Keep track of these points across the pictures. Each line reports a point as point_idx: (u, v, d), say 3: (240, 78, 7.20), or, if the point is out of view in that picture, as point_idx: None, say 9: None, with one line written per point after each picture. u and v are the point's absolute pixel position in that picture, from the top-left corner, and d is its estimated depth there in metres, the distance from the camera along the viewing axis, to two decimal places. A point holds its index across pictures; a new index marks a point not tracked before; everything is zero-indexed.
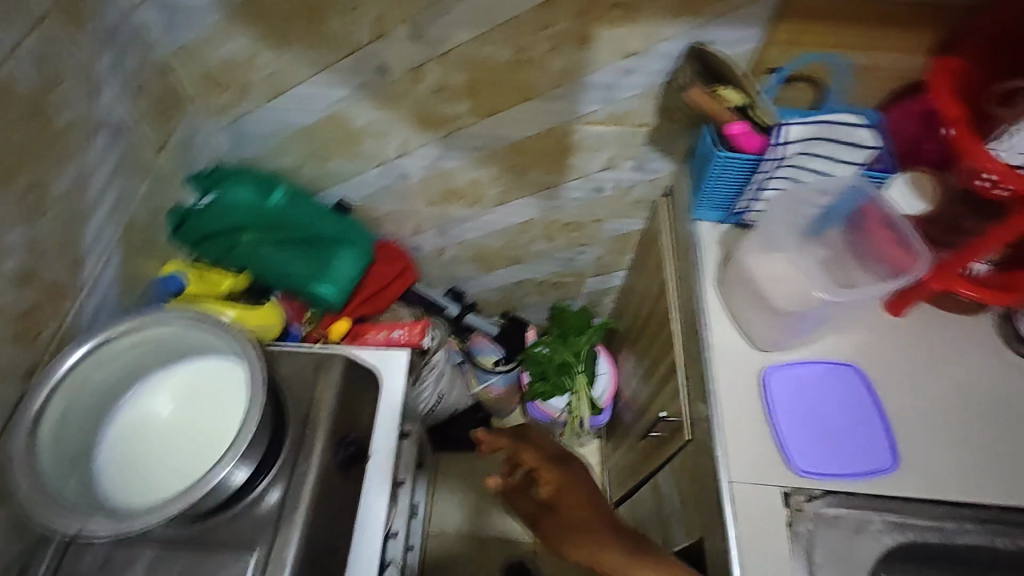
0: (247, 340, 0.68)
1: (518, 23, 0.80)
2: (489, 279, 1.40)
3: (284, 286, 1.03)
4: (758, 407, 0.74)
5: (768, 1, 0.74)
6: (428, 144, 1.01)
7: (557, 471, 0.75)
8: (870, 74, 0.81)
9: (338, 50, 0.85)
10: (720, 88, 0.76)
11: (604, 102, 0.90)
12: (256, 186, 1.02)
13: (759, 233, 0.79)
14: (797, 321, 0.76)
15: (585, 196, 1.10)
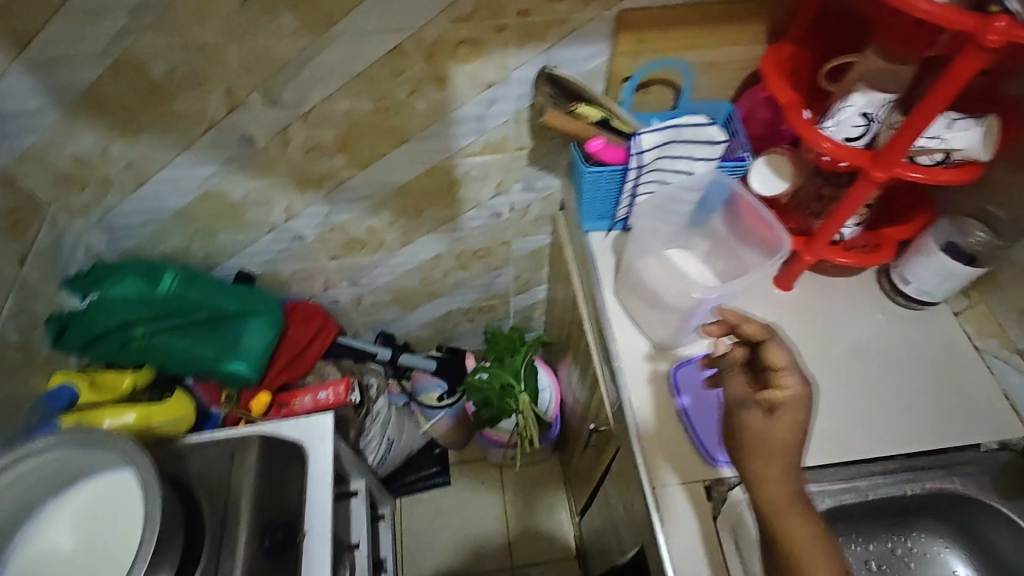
0: (139, 453, 0.64)
1: (371, 76, 0.79)
2: (416, 317, 1.39)
3: (192, 372, 0.99)
4: (671, 406, 0.76)
5: (604, 19, 0.77)
6: (315, 202, 1.00)
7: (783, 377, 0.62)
8: (718, 68, 0.84)
9: (194, 128, 0.82)
10: (576, 108, 0.77)
11: (477, 133, 0.91)
12: (142, 274, 0.97)
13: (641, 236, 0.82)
14: (690, 317, 0.77)
15: (485, 222, 1.11)
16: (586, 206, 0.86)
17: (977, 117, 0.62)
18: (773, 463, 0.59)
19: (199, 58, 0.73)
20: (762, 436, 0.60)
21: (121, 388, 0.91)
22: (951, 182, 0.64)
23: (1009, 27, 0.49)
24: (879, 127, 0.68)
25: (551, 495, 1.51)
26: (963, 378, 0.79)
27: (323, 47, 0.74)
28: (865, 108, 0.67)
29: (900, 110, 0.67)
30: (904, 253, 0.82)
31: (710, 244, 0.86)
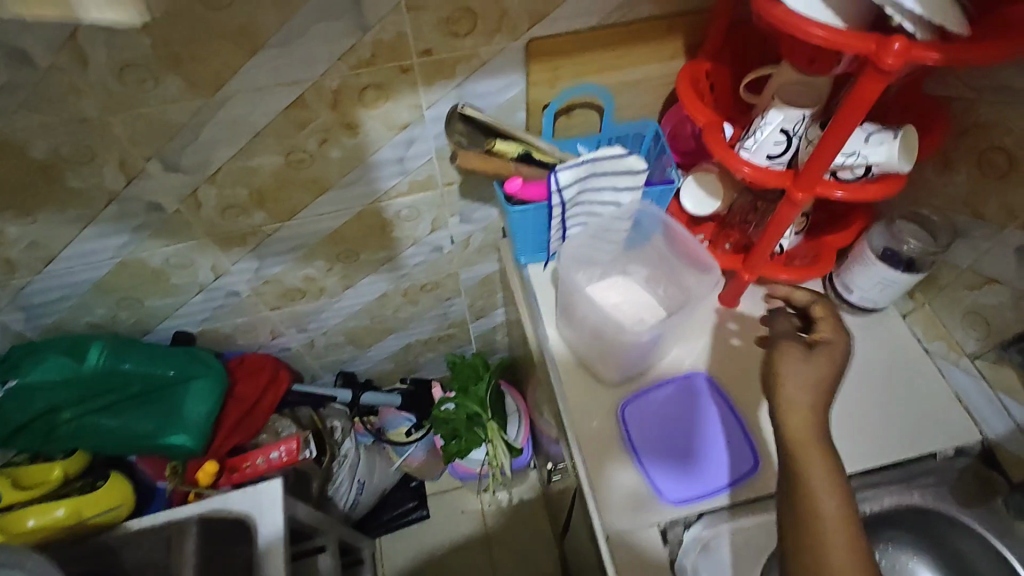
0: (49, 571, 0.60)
1: (276, 130, 0.75)
2: (374, 354, 1.35)
3: (130, 448, 0.94)
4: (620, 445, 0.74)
5: (512, 50, 0.73)
6: (242, 258, 0.95)
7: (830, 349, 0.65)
8: (640, 87, 0.81)
9: (93, 202, 0.77)
10: (493, 144, 0.75)
11: (400, 174, 0.87)
12: (67, 351, 0.91)
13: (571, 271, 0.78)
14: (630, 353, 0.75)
15: (426, 257, 1.07)
16: (519, 243, 0.83)
17: (895, 128, 0.60)
18: (800, 395, 0.59)
19: (84, 132, 0.68)
20: (809, 363, 0.61)
21: (51, 480, 0.87)
22: (875, 197, 0.61)
23: (905, 47, 0.46)
24: (800, 143, 0.65)
25: (533, 517, 1.48)
26: (915, 383, 0.77)
27: (217, 108, 0.70)
28: (783, 125, 0.64)
29: (819, 124, 0.64)
30: (845, 260, 0.80)
31: (648, 270, 0.84)
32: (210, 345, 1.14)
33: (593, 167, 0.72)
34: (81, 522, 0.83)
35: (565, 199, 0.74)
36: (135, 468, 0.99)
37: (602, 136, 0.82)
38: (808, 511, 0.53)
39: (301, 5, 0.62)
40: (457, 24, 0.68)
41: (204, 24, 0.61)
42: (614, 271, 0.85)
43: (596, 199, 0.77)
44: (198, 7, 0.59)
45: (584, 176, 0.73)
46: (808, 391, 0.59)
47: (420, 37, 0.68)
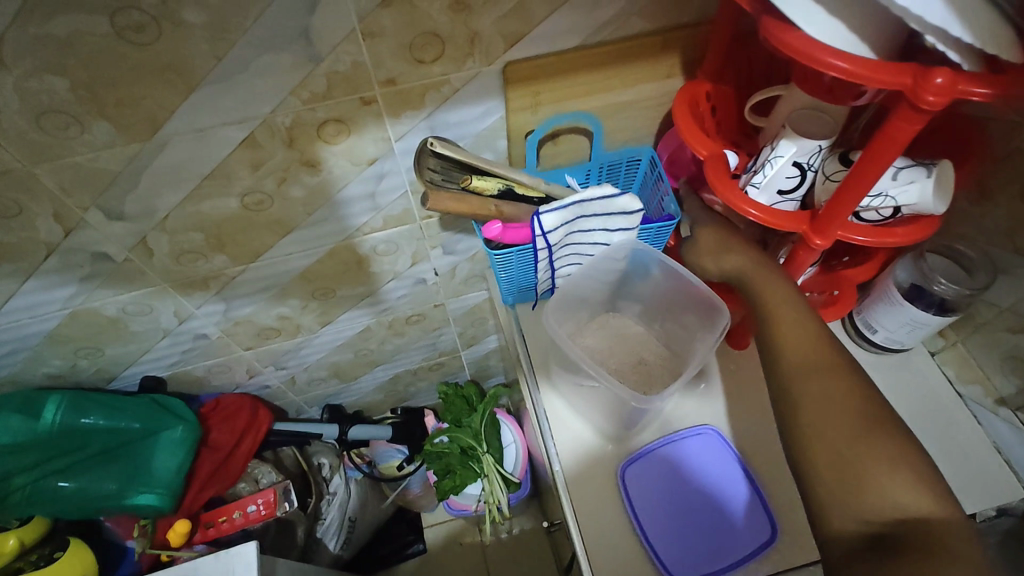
0: None
1: (227, 171, 0.67)
2: (361, 386, 1.28)
3: (95, 510, 0.88)
4: (620, 514, 0.66)
5: (488, 74, 0.65)
6: (207, 301, 0.87)
7: (810, 335, 0.57)
8: (633, 107, 0.72)
9: (32, 255, 0.70)
10: (470, 182, 0.67)
11: (373, 210, 0.79)
12: (21, 409, 0.83)
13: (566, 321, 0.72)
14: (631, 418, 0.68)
15: (409, 290, 0.99)
16: (503, 285, 0.75)
17: (928, 163, 0.51)
18: (805, 429, 0.52)
19: (6, 184, 0.61)
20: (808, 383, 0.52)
21: (4, 552, 0.79)
22: (903, 242, 0.53)
23: (950, 82, 0.38)
24: (815, 176, 0.57)
25: (534, 550, 1.41)
26: (950, 433, 0.69)
27: (156, 151, 0.62)
28: (796, 158, 0.56)
29: (838, 156, 0.56)
30: (868, 296, 0.71)
31: (643, 306, 0.76)
32: (184, 388, 1.07)
33: (583, 208, 0.64)
34: None
35: (552, 244, 0.66)
36: (103, 527, 0.93)
37: (592, 163, 0.76)
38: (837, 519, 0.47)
39: (239, 37, 0.54)
40: (422, 50, 0.60)
41: (127, 62, 0.53)
42: (604, 307, 0.77)
43: (587, 240, 0.69)
44: (119, 43, 0.52)
45: (573, 219, 0.65)
46: (810, 417, 0.52)
47: (380, 66, 0.60)
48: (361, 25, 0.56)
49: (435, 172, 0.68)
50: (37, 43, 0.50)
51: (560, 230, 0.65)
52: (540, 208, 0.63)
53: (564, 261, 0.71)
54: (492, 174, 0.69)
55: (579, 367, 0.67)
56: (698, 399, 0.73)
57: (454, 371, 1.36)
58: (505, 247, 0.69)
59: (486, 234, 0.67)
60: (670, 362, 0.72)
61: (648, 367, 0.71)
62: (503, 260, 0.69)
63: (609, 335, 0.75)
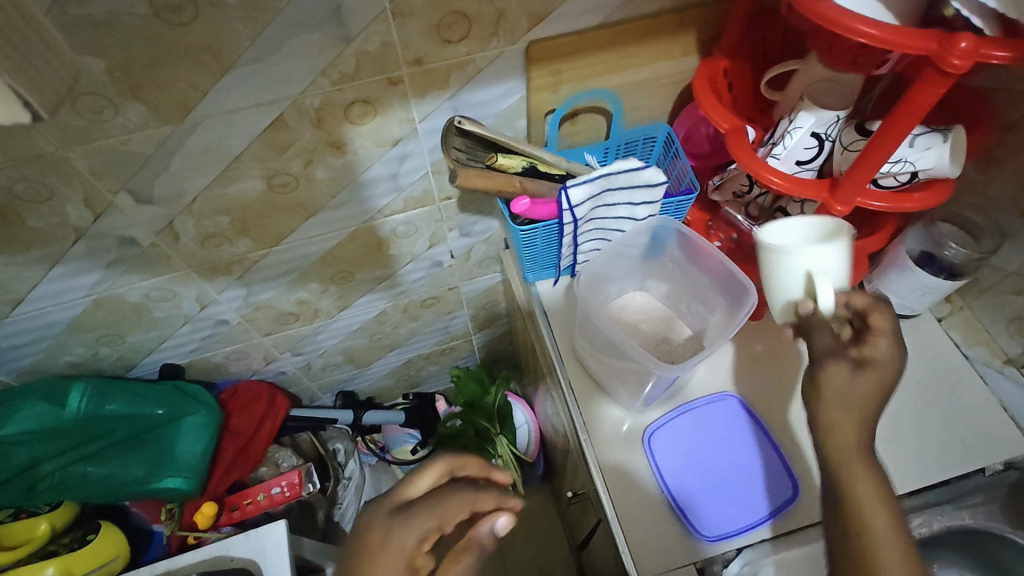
0: None
1: (256, 153, 0.68)
2: (374, 371, 1.29)
3: (121, 495, 0.88)
4: (649, 480, 0.69)
5: (512, 55, 0.66)
6: (229, 287, 0.88)
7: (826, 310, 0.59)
8: (649, 86, 0.74)
9: (61, 240, 0.71)
10: (495, 160, 0.68)
11: (394, 191, 0.80)
12: (46, 397, 0.84)
13: (597, 292, 0.74)
14: (656, 386, 0.69)
15: (426, 273, 1.01)
16: (527, 263, 0.77)
17: (943, 129, 0.54)
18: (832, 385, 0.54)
19: (38, 169, 0.62)
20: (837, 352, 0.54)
21: (37, 536, 0.81)
22: (920, 207, 0.56)
23: (974, 46, 0.40)
24: (832, 146, 0.60)
25: (546, 527, 1.43)
26: (958, 394, 0.72)
27: (187, 134, 0.63)
28: (815, 128, 0.58)
29: (854, 125, 0.58)
30: (878, 265, 0.74)
31: (669, 286, 0.77)
32: (202, 376, 1.07)
33: (609, 181, 0.66)
34: None
35: (577, 218, 0.68)
36: (129, 512, 0.93)
37: (610, 142, 0.78)
38: None
39: (273, 18, 0.55)
40: (449, 30, 0.62)
41: (161, 43, 0.54)
42: (632, 286, 0.78)
43: (612, 212, 0.70)
44: (155, 24, 0.53)
45: (600, 193, 0.67)
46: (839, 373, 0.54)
47: (408, 46, 0.62)
48: (392, 5, 0.57)
49: (461, 151, 0.71)
50: (76, 24, 0.51)
51: (586, 203, 0.67)
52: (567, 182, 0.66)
53: (591, 235, 0.73)
54: (516, 153, 0.70)
55: (608, 337, 0.68)
56: (716, 369, 0.76)
57: (465, 355, 1.38)
58: (530, 223, 0.71)
59: (514, 211, 0.69)
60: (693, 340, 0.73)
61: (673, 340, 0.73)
62: (528, 236, 0.71)
63: (634, 314, 0.76)
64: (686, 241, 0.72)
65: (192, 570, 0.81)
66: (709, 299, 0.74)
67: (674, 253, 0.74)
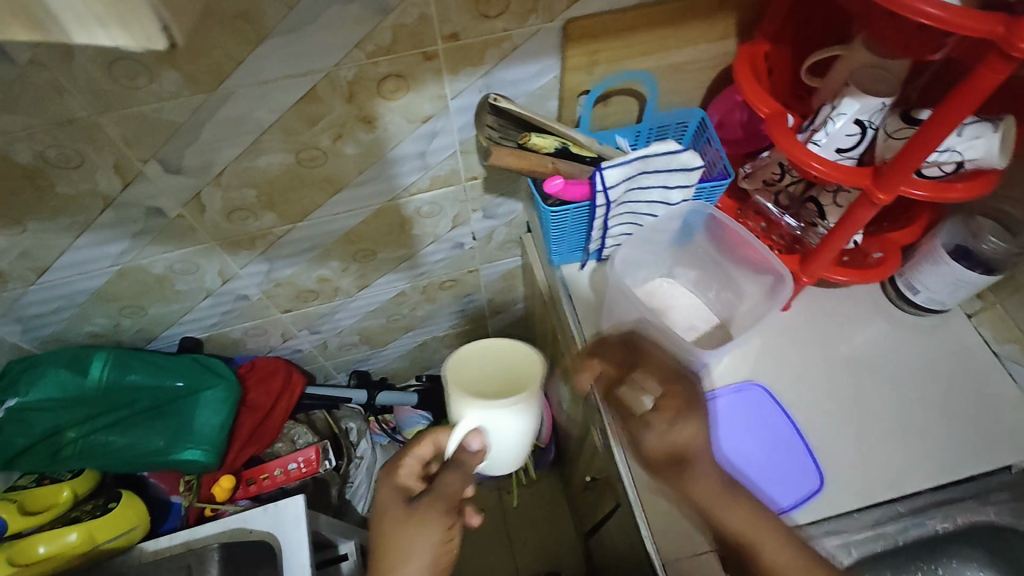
0: None
1: (287, 126, 0.68)
2: (389, 352, 1.29)
3: (141, 465, 0.88)
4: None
5: (548, 33, 0.66)
6: (252, 261, 0.88)
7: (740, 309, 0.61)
8: (683, 69, 0.73)
9: (90, 208, 0.70)
10: (529, 139, 0.68)
11: (421, 169, 0.80)
12: (69, 364, 0.85)
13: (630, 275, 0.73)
14: (683, 373, 0.69)
15: (447, 254, 1.01)
16: (554, 246, 0.77)
17: (993, 118, 0.53)
18: None
19: (70, 134, 0.61)
20: None
21: (60, 502, 0.82)
22: (965, 197, 0.55)
23: None
24: (875, 133, 0.59)
25: (556, 511, 1.42)
26: (985, 390, 0.71)
27: (221, 103, 0.63)
28: (858, 115, 0.58)
29: (899, 113, 0.57)
30: (910, 258, 0.73)
31: (696, 273, 0.76)
32: (220, 350, 1.08)
33: (646, 164, 0.66)
34: (96, 547, 0.78)
35: (611, 200, 0.67)
36: (147, 481, 0.94)
37: (643, 125, 0.77)
38: None
39: None
40: (487, 4, 0.60)
41: None
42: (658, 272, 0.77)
43: (646, 197, 0.70)
44: None
45: (637, 175, 0.66)
46: None
47: (446, 19, 0.61)
48: None
49: (494, 130, 0.70)
50: None
51: (622, 185, 0.66)
52: (602, 164, 0.65)
53: (621, 219, 0.72)
54: (549, 132, 0.70)
55: (640, 323, 0.68)
56: (741, 357, 0.75)
57: (479, 340, 1.38)
58: (562, 204, 0.70)
59: (547, 191, 0.67)
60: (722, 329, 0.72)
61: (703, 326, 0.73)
62: (559, 217, 0.70)
63: (661, 301, 0.75)
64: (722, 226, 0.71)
65: (212, 540, 0.80)
66: (741, 284, 0.73)
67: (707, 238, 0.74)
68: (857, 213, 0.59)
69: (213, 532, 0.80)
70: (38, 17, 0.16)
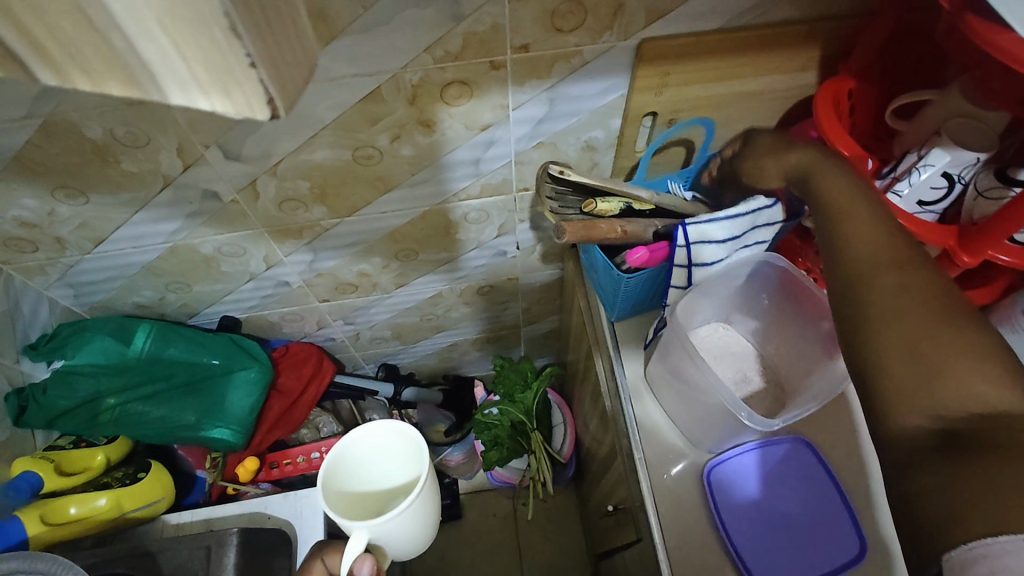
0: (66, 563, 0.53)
1: (346, 123, 0.67)
2: (417, 349, 1.29)
3: (173, 439, 0.90)
4: (705, 517, 0.67)
5: (620, 51, 0.63)
6: (296, 250, 0.89)
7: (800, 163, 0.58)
8: (755, 99, 0.70)
9: (149, 185, 0.72)
10: (592, 205, 0.69)
11: (475, 176, 0.79)
12: (114, 334, 0.89)
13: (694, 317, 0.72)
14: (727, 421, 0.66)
15: (488, 261, 1.00)
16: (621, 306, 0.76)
17: None
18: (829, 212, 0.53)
19: (139, 115, 0.62)
20: None
21: (94, 467, 0.83)
22: None
23: None
24: (964, 189, 0.55)
25: (570, 526, 1.39)
26: None
27: None
28: (947, 168, 0.54)
29: (993, 170, 0.53)
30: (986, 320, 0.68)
31: (757, 323, 0.74)
32: (255, 332, 1.09)
33: (739, 225, 0.64)
34: (120, 515, 0.79)
35: (692, 260, 0.65)
36: (177, 453, 0.97)
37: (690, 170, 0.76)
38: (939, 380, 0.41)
39: None
40: (562, 18, 0.59)
41: None
42: (715, 318, 0.75)
43: (726, 248, 0.66)
44: None
45: (724, 238, 0.64)
46: None
47: (517, 31, 0.59)
48: None
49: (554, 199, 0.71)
50: None
51: (704, 245, 0.64)
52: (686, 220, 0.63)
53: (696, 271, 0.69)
54: (612, 194, 0.70)
55: (687, 363, 0.66)
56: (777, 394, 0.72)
57: (508, 347, 1.36)
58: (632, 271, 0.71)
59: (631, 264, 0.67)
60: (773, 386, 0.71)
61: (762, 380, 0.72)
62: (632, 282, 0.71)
63: (713, 346, 0.73)
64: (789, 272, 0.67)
65: (231, 523, 0.81)
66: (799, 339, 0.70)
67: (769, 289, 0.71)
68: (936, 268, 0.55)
69: (233, 515, 0.82)
70: (135, 78, 0.13)
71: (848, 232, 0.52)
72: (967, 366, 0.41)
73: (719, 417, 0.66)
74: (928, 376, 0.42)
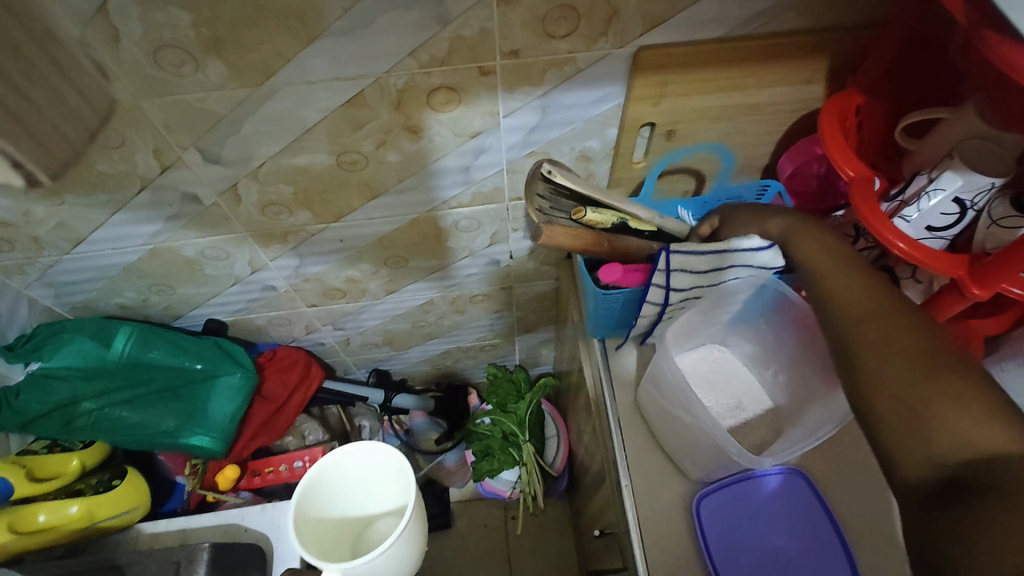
0: None
1: (329, 128, 0.65)
2: (410, 356, 1.26)
3: (153, 445, 0.88)
4: (696, 558, 0.63)
5: (616, 58, 0.60)
6: (282, 255, 0.86)
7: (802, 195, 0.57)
8: (759, 112, 0.67)
9: (127, 187, 0.69)
10: (584, 214, 0.66)
11: (464, 184, 0.76)
12: (94, 336, 0.86)
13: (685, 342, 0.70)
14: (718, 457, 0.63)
15: (481, 270, 0.97)
16: (596, 320, 0.74)
17: None
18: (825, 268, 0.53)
19: (113, 115, 0.60)
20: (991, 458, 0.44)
21: (69, 471, 0.81)
22: None
23: None
24: (977, 215, 0.52)
25: (561, 540, 1.36)
26: None
27: (265, 99, 0.60)
28: (960, 193, 0.51)
29: (1009, 197, 0.50)
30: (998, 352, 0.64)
31: (752, 347, 0.71)
32: (243, 335, 1.07)
33: (720, 259, 0.61)
34: (92, 524, 0.76)
35: (669, 285, 0.63)
36: (157, 459, 0.95)
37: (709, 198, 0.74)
38: (921, 423, 0.40)
39: None
40: (555, 23, 0.56)
41: (252, 3, 0.51)
42: (711, 340, 0.73)
43: (704, 277, 0.64)
44: None
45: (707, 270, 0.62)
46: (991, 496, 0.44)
47: (507, 35, 0.56)
48: None
49: (544, 199, 0.68)
50: None
51: (681, 274, 0.62)
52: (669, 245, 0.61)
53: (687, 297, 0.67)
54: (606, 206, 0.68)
55: (675, 394, 0.63)
56: (770, 422, 0.68)
57: (503, 355, 1.33)
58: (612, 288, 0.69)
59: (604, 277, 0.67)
60: (768, 420, 0.68)
61: (754, 407, 0.69)
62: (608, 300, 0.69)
63: (707, 369, 0.71)
64: (785, 303, 0.64)
65: (207, 536, 0.79)
66: (795, 368, 0.67)
67: (767, 315, 0.68)
68: (944, 298, 0.52)
69: (209, 526, 0.80)
70: None
71: (836, 283, 0.51)
72: (946, 408, 0.39)
73: (707, 449, 0.63)
74: (916, 429, 0.40)
